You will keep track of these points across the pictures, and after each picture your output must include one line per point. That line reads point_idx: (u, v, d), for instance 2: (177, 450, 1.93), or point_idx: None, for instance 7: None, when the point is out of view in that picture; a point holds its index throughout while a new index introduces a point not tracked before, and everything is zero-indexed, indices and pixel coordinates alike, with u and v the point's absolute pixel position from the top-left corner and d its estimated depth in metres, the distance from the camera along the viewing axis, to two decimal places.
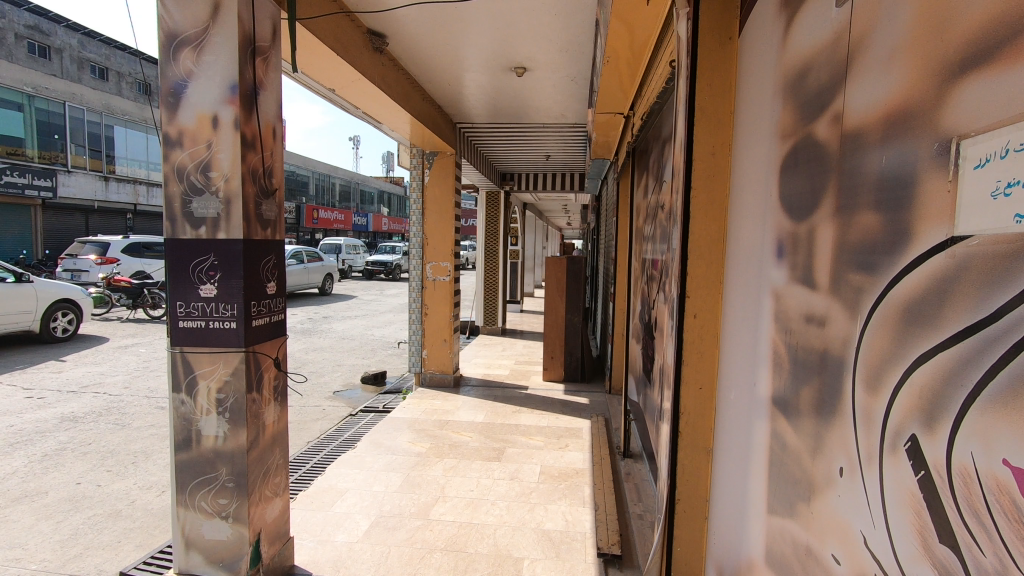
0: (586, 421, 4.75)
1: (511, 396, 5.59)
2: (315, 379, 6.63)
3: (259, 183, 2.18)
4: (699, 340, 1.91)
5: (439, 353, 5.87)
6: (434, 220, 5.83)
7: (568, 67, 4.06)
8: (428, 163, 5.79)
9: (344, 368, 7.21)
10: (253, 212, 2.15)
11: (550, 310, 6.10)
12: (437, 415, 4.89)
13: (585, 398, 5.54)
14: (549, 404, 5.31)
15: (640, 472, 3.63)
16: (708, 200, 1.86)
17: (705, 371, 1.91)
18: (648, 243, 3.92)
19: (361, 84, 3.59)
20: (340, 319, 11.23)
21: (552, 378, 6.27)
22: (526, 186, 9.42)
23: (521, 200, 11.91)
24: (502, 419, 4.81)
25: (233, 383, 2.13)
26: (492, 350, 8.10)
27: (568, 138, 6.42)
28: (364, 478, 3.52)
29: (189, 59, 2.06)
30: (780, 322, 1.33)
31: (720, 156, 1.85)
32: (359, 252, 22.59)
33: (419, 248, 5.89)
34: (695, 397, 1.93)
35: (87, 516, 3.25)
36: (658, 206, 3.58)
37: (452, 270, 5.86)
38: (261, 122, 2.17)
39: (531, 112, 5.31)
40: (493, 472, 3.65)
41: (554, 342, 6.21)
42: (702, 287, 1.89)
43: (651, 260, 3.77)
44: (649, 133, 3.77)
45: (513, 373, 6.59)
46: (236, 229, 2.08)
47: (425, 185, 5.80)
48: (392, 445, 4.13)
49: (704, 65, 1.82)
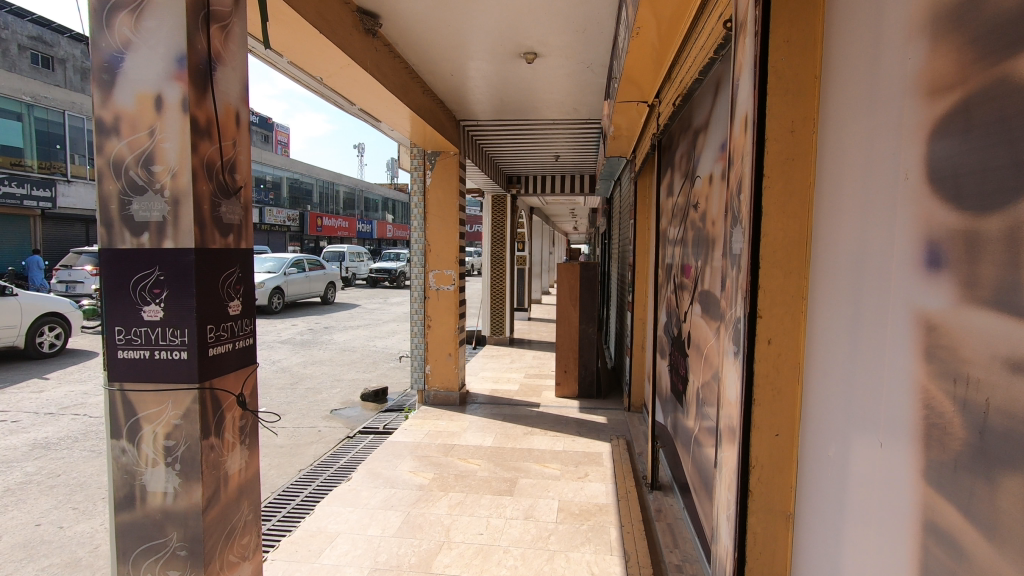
0: (606, 444, 4.31)
1: (522, 415, 5.15)
2: (312, 397, 6.22)
3: (217, 179, 1.77)
4: (774, 374, 1.47)
5: (443, 368, 5.44)
6: (437, 225, 5.41)
7: (584, 52, 3.65)
8: (430, 164, 5.38)
9: (344, 383, 6.80)
10: (209, 215, 1.74)
11: (563, 321, 5.69)
12: (442, 438, 4.46)
13: (603, 417, 5.09)
14: (564, 424, 4.87)
15: (672, 508, 3.19)
16: (787, 190, 1.44)
17: (785, 413, 1.49)
18: (676, 249, 3.49)
19: (351, 72, 3.19)
20: (341, 330, 10.82)
21: (565, 394, 5.81)
22: (534, 189, 9.05)
23: (528, 204, 11.55)
24: (513, 442, 4.37)
25: (185, 427, 1.72)
26: (500, 362, 7.67)
27: (579, 137, 6.02)
28: (357, 519, 3.09)
29: (126, 26, 1.65)
30: (938, 363, 0.90)
31: (802, 134, 1.42)
32: (363, 260, 22.23)
33: (421, 255, 5.46)
34: (771, 447, 1.49)
35: (41, 567, 2.84)
36: (690, 205, 3.17)
37: (457, 279, 5.42)
38: (219, 105, 1.76)
39: (540, 107, 4.90)
40: (505, 510, 3.21)
41: (567, 355, 5.76)
42: (780, 304, 1.46)
43: (681, 267, 3.35)
44: (677, 122, 3.37)
45: (523, 389, 6.15)
46: (186, 237, 1.67)
47: (426, 188, 5.40)
48: (391, 475, 3.70)
49: (780, 17, 1.40)
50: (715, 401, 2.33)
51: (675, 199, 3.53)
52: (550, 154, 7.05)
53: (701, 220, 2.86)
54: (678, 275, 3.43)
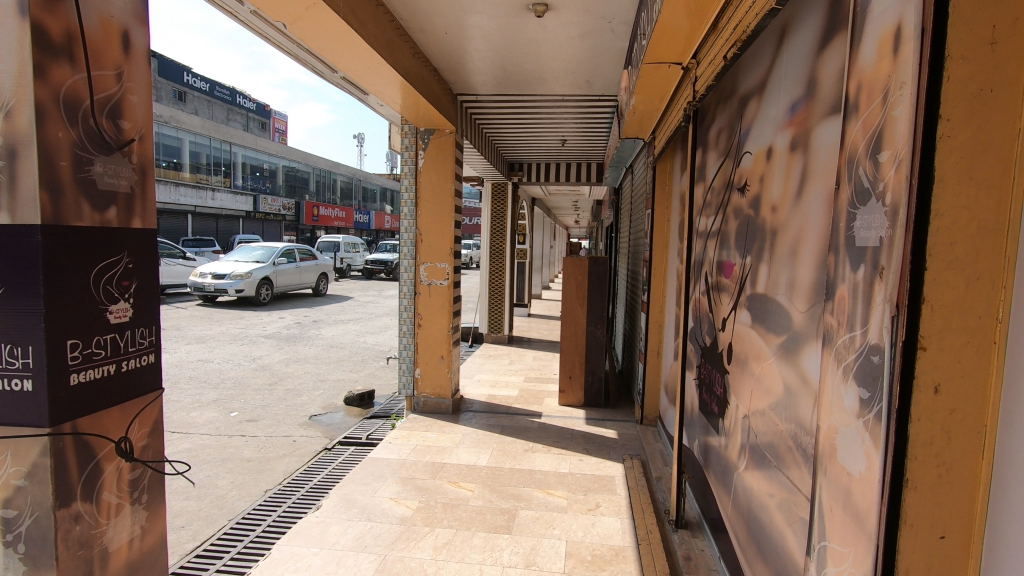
0: (618, 466, 3.78)
1: (522, 426, 4.59)
2: (290, 400, 5.66)
3: (86, 123, 1.20)
4: (944, 443, 0.91)
5: (435, 373, 4.88)
6: (431, 212, 4.83)
7: (603, 4, 3.07)
8: (423, 143, 4.80)
9: (328, 384, 6.24)
10: (71, 177, 1.17)
11: (569, 321, 5.16)
12: (430, 455, 3.91)
13: (613, 431, 4.54)
14: (569, 438, 4.31)
15: (704, 556, 2.64)
16: (979, 141, 0.88)
17: (958, 502, 0.92)
18: (710, 242, 2.94)
19: (319, 16, 2.60)
20: (330, 324, 10.25)
21: (569, 403, 5.25)
22: (537, 177, 8.46)
23: (530, 194, 10.97)
24: (512, 461, 3.83)
25: (30, 491, 1.16)
26: (498, 363, 7.10)
27: (589, 118, 5.44)
28: (321, 565, 2.54)
29: None
30: None
31: (1010, 49, 0.86)
32: (358, 251, 21.60)
33: (411, 246, 4.89)
34: (933, 557, 0.93)
35: None
36: (733, 187, 2.61)
37: (451, 273, 4.85)
38: (87, 13, 1.19)
39: (548, 79, 4.32)
40: (501, 555, 2.66)
41: (573, 360, 5.20)
42: (960, 328, 0.90)
43: (718, 263, 2.80)
44: (720, 89, 2.80)
45: (523, 395, 5.59)
46: (29, 209, 1.11)
47: (419, 171, 4.82)
48: (369, 503, 3.16)
49: None
50: (789, 442, 1.78)
51: (712, 184, 2.97)
52: (556, 138, 6.47)
53: (751, 206, 2.31)
54: (712, 275, 2.89)
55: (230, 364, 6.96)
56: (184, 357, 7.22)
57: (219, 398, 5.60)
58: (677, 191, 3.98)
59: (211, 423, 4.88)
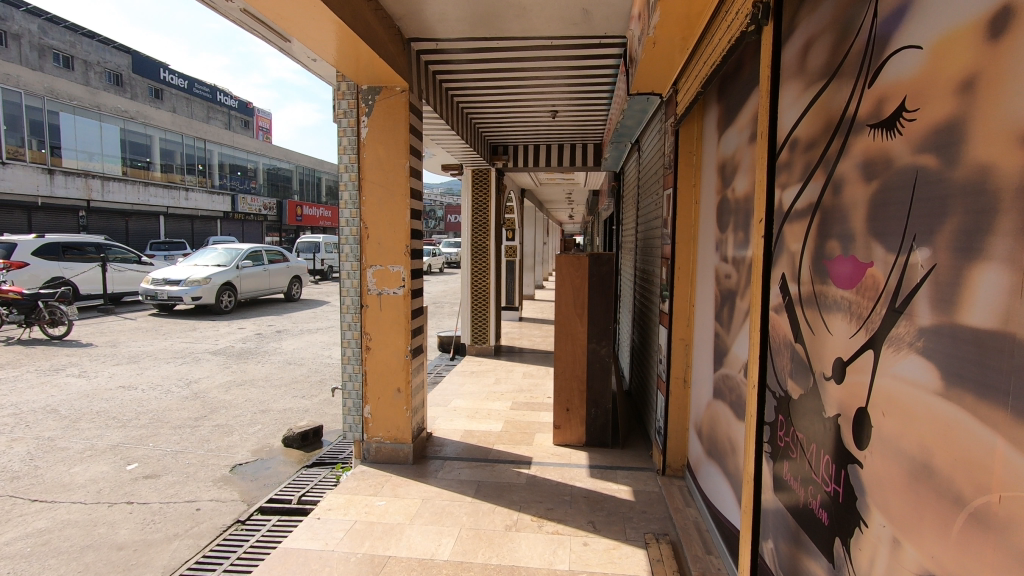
0: (638, 555, 2.62)
1: (505, 483, 3.42)
2: (214, 442, 4.46)
3: None
4: None
5: (389, 412, 3.71)
6: (378, 198, 3.64)
7: None
8: (366, 106, 3.62)
9: (268, 419, 5.03)
10: None
11: (564, 338, 4.02)
12: (370, 544, 2.73)
13: (626, 488, 3.37)
14: (568, 504, 3.15)
15: None
16: None
17: None
18: (797, 227, 1.79)
19: None
20: (295, 335, 9.03)
21: (567, 442, 4.09)
22: (524, 162, 7.30)
23: (519, 183, 9.82)
24: (487, 551, 2.66)
25: None
26: (480, 383, 5.93)
27: (587, 77, 4.28)
28: None
29: None
30: None
31: None
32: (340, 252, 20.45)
33: (355, 244, 3.70)
34: None
35: None
36: (856, 123, 1.45)
37: (407, 278, 3.67)
38: None
39: (530, 9, 3.15)
40: None
41: (569, 387, 4.04)
42: None
43: (820, 258, 1.63)
44: None
45: (508, 430, 4.42)
46: None
47: (361, 144, 3.64)
48: None
49: None
50: None
51: (793, 133, 1.83)
52: (545, 109, 5.30)
53: (928, 146, 1.15)
54: (802, 284, 1.74)
55: (157, 391, 5.77)
56: (104, 382, 6.00)
57: (121, 442, 4.38)
58: (716, 159, 2.82)
59: (93, 483, 3.67)
